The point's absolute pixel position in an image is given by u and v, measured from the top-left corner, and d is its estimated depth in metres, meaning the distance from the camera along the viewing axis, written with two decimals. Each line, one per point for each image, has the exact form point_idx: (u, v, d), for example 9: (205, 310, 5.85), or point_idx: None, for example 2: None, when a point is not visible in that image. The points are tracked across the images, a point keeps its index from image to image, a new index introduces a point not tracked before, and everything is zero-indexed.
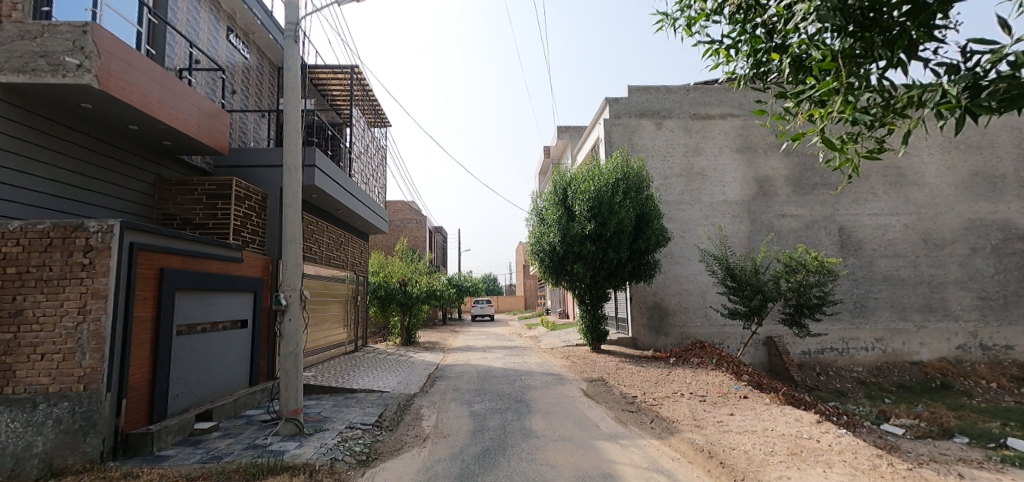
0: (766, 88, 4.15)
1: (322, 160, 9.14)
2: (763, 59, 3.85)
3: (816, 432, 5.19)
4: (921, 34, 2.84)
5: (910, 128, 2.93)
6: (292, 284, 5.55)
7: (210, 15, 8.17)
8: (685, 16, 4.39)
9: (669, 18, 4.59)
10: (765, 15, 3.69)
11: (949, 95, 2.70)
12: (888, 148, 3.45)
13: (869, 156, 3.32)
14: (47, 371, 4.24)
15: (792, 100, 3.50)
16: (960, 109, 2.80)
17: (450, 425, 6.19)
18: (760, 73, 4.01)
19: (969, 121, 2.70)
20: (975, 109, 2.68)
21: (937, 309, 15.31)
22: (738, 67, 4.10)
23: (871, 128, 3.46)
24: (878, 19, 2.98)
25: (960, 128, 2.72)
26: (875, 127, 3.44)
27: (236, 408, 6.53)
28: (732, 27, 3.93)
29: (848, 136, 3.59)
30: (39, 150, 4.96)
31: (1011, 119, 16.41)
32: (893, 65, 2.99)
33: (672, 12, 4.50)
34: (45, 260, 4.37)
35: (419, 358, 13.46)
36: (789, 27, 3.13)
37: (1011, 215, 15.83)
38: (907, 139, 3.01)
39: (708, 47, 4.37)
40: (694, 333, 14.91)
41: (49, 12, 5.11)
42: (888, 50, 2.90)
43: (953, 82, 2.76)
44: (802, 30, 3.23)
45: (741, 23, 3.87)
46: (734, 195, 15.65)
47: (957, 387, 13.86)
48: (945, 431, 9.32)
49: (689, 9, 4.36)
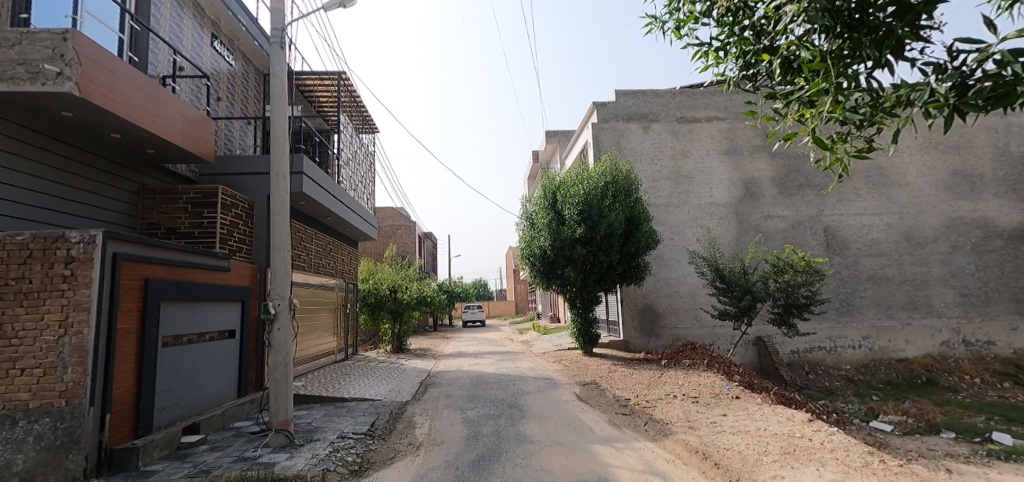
0: (755, 89, 4.21)
1: (310, 167, 9.06)
2: (752, 61, 3.91)
3: (808, 431, 5.23)
4: (908, 34, 2.90)
5: (900, 126, 2.98)
6: (281, 293, 5.48)
7: (194, 21, 8.08)
8: (674, 19, 4.45)
9: (657, 21, 4.65)
10: (753, 18, 3.76)
11: (938, 93, 2.76)
12: (877, 147, 3.50)
13: (858, 155, 3.37)
14: (28, 386, 4.12)
15: (782, 101, 3.55)
16: (948, 108, 2.86)
17: (444, 432, 6.13)
18: (749, 75, 4.07)
19: (956, 119, 2.76)
20: (962, 107, 2.75)
21: (920, 307, 15.62)
22: (727, 69, 4.16)
23: (861, 127, 3.51)
24: (866, 20, 3.04)
25: (948, 126, 2.78)
26: (864, 127, 3.49)
27: (224, 420, 6.40)
28: (721, 29, 3.99)
29: (838, 135, 3.64)
30: (15, 160, 4.82)
31: (986, 120, 16.86)
32: (881, 65, 3.04)
33: (661, 15, 4.56)
34: (24, 272, 4.26)
35: (411, 365, 13.35)
36: (778, 28, 3.17)
37: (989, 213, 16.23)
38: (896, 138, 3.07)
39: (697, 49, 4.43)
40: (685, 335, 15.00)
41: (27, 19, 5.03)
42: (876, 50, 2.95)
43: (942, 80, 2.82)
44: (790, 31, 3.27)
45: (729, 25, 3.93)
46: (722, 197, 15.84)
47: (943, 383, 14.12)
48: (933, 426, 9.49)
49: (678, 11, 4.42)
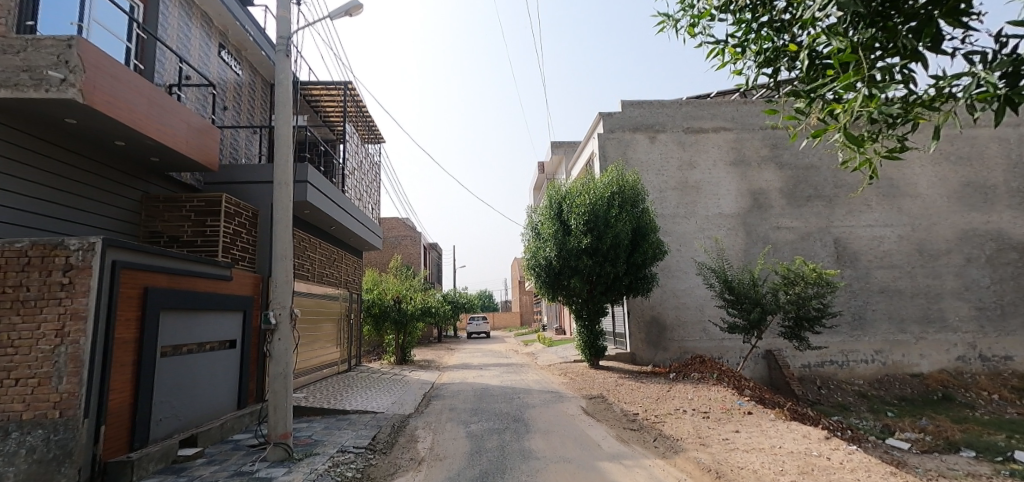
0: (777, 87, 4.10)
1: (315, 176, 9.03)
2: (773, 56, 3.79)
3: (826, 449, 5.02)
4: (949, 21, 2.78)
5: (945, 119, 2.84)
6: (282, 302, 5.38)
7: (202, 31, 8.15)
8: (689, 16, 4.37)
9: (671, 19, 4.58)
10: (774, 12, 3.67)
11: (988, 83, 2.64)
12: (911, 146, 3.36)
13: (891, 154, 3.20)
14: (22, 397, 4.02)
15: (808, 97, 3.42)
16: (997, 99, 2.75)
17: (447, 446, 5.95)
18: (770, 71, 3.95)
19: (1009, 109, 2.64)
20: (1016, 97, 2.63)
21: (935, 320, 15.26)
22: (746, 65, 4.04)
23: (893, 125, 3.36)
24: (901, 8, 2.93)
25: (1000, 116, 2.66)
26: (898, 124, 3.34)
27: (223, 433, 6.27)
28: (739, 24, 3.89)
29: (867, 135, 3.50)
30: (19, 166, 4.81)
31: (999, 131, 16.63)
32: (919, 55, 2.92)
33: (675, 13, 4.49)
34: (22, 280, 4.20)
35: (414, 377, 13.17)
36: (806, 19, 3.06)
37: (1004, 225, 15.94)
38: (938, 132, 2.93)
39: (712, 46, 4.33)
40: (693, 348, 14.73)
41: (33, 26, 4.97)
42: (913, 39, 2.84)
43: (993, 68, 2.70)
44: (819, 22, 3.16)
45: (748, 20, 3.84)
46: (729, 208, 15.68)
47: (959, 399, 13.71)
48: (952, 445, 9.17)
49: (693, 8, 4.35)
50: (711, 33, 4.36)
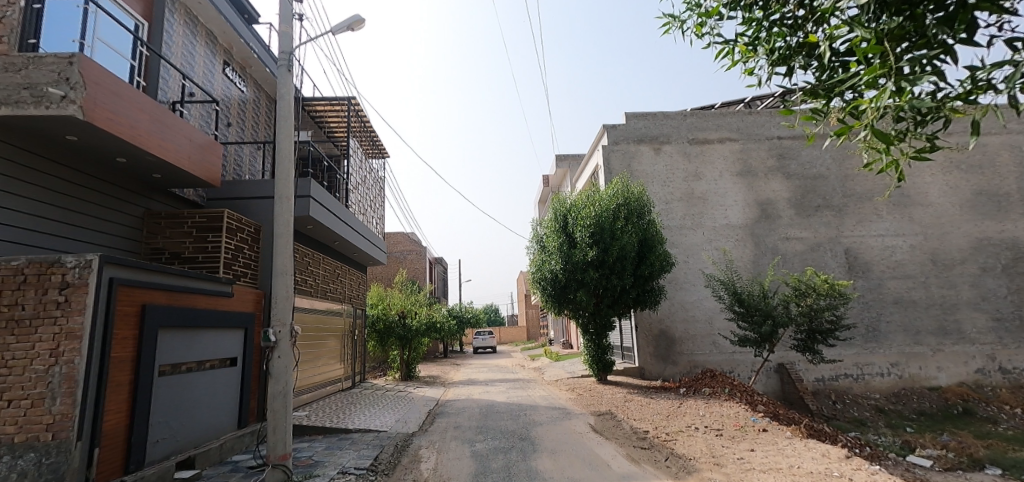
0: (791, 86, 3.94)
1: (317, 191, 8.98)
2: (788, 52, 3.63)
3: (847, 469, 4.77)
4: (984, 7, 2.61)
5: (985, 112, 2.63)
6: (283, 319, 5.27)
7: (207, 49, 8.24)
8: (697, 14, 4.24)
9: (678, 20, 4.46)
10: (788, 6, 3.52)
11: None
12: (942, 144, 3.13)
13: (920, 154, 2.95)
14: (14, 419, 3.92)
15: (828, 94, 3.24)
16: None
17: (450, 467, 5.76)
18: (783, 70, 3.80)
19: None
20: None
21: (951, 332, 14.86)
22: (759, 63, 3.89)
23: (922, 123, 3.16)
24: None
25: None
26: (928, 122, 3.14)
27: (221, 454, 6.12)
28: (751, 20, 3.74)
29: (894, 135, 3.30)
30: (19, 185, 4.79)
31: (1010, 138, 16.40)
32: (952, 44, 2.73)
33: (682, 13, 4.37)
34: (18, 298, 4.14)
35: (419, 394, 12.95)
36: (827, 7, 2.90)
37: (1019, 233, 15.62)
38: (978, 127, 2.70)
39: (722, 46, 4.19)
40: (703, 361, 14.42)
41: (35, 45, 5.00)
42: (946, 27, 2.66)
43: None
44: (840, 12, 2.99)
45: (760, 16, 3.70)
46: (736, 219, 15.50)
47: (981, 413, 13.26)
48: (976, 462, 8.81)
49: (701, 7, 4.22)
50: (720, 32, 4.22)
